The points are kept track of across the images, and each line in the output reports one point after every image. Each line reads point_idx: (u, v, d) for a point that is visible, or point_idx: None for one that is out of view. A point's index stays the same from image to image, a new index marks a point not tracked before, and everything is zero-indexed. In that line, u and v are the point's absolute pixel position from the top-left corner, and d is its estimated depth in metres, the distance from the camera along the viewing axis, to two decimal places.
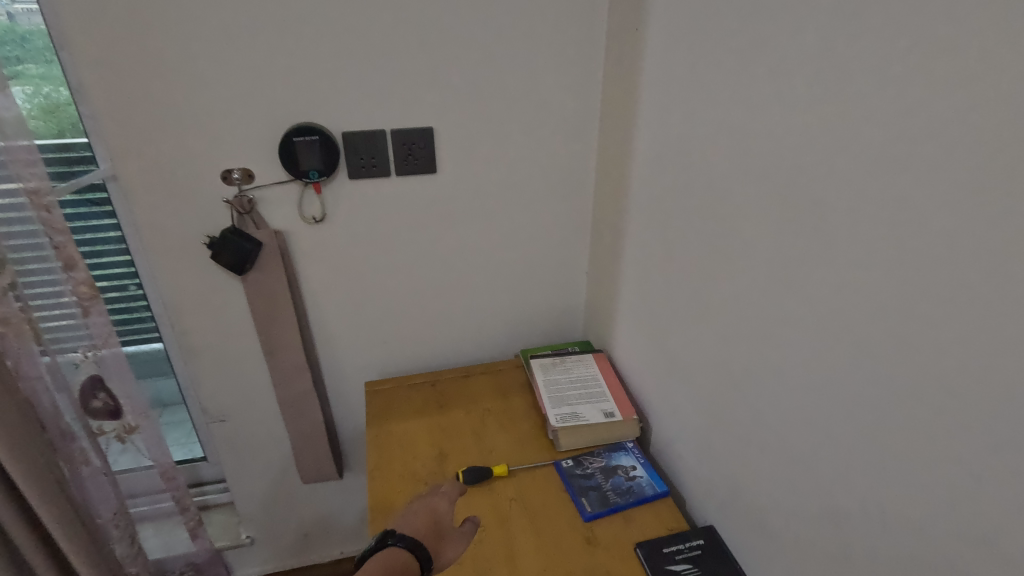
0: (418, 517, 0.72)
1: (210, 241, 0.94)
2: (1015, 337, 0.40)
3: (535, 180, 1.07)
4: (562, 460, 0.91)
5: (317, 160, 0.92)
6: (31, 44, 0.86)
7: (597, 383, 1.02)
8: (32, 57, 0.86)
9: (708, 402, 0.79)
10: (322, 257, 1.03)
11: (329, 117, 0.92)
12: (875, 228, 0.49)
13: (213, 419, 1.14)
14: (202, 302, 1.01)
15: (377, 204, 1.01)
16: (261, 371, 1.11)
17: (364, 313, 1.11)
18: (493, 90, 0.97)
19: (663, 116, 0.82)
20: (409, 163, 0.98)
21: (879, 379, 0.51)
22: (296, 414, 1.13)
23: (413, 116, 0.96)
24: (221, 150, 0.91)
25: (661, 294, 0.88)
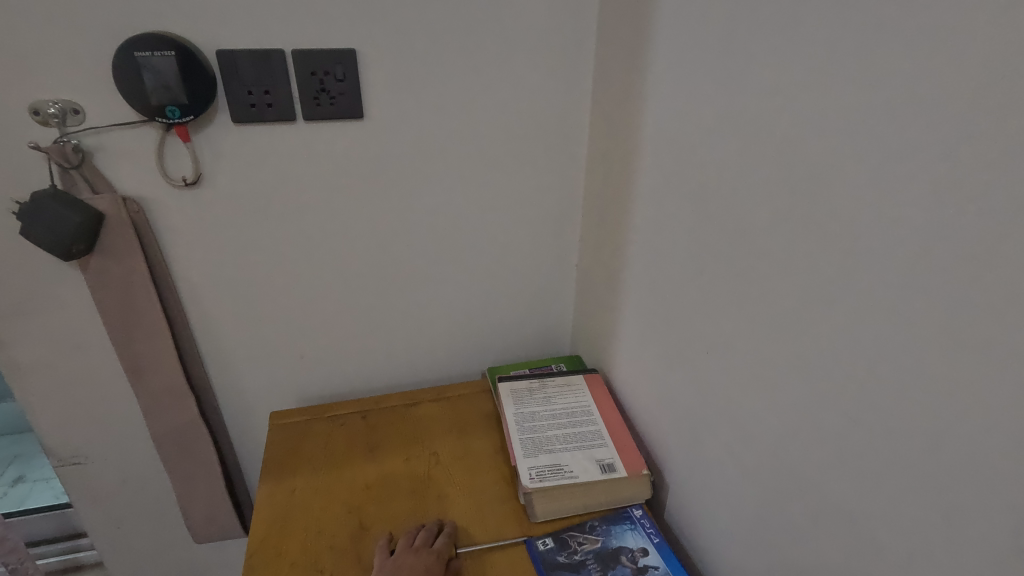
0: None
1: (19, 208, 0.63)
2: None
3: (506, 137, 0.78)
4: (539, 539, 0.62)
5: (176, 89, 0.62)
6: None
7: (589, 418, 0.73)
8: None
9: (768, 465, 0.50)
10: (204, 239, 0.73)
11: (197, 28, 0.62)
12: None
13: (63, 462, 0.83)
14: (23, 302, 0.70)
15: (279, 163, 0.71)
16: (125, 398, 0.80)
17: (270, 317, 0.81)
18: (444, 0, 0.68)
19: (694, 17, 0.53)
20: (322, 102, 0.68)
21: None
22: (177, 456, 0.82)
23: (326, 33, 0.66)
24: (24, 72, 0.60)
25: (686, 293, 0.59)
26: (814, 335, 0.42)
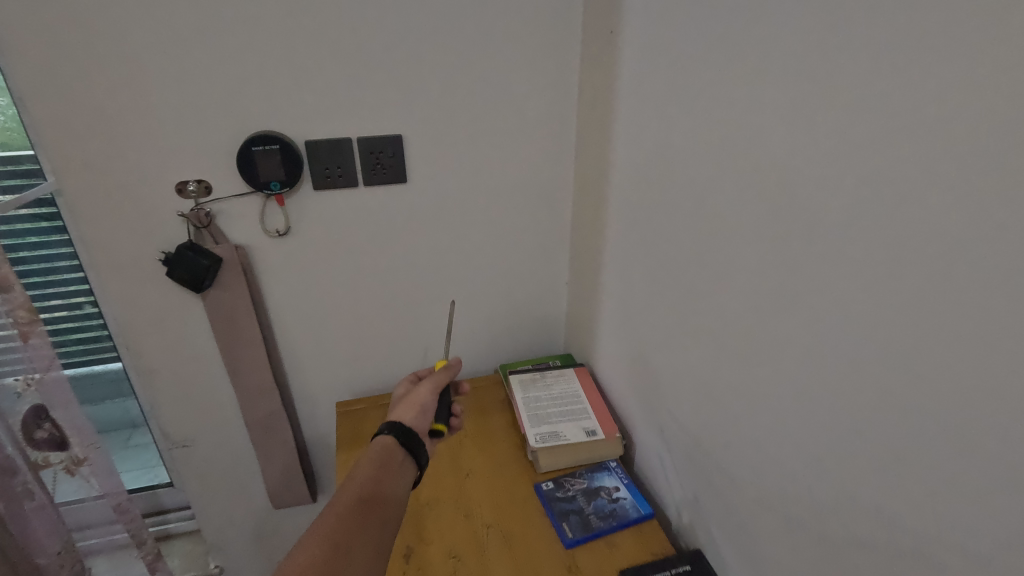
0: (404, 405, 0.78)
1: (165, 257, 0.89)
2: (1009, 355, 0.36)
3: (511, 189, 1.03)
4: (543, 483, 0.87)
5: (279, 171, 0.88)
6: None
7: (578, 398, 0.98)
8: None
9: (694, 421, 0.75)
10: (288, 273, 0.98)
11: (291, 125, 0.87)
12: (856, 237, 0.46)
13: (176, 444, 1.08)
14: (158, 322, 0.95)
15: (345, 216, 0.96)
16: (224, 394, 1.05)
17: (333, 330, 1.06)
18: (464, 95, 0.93)
19: (640, 120, 0.79)
20: (377, 172, 0.94)
21: (868, 410, 0.47)
22: (263, 438, 1.07)
23: (381, 123, 0.91)
24: (174, 162, 0.85)
25: (643, 306, 0.85)
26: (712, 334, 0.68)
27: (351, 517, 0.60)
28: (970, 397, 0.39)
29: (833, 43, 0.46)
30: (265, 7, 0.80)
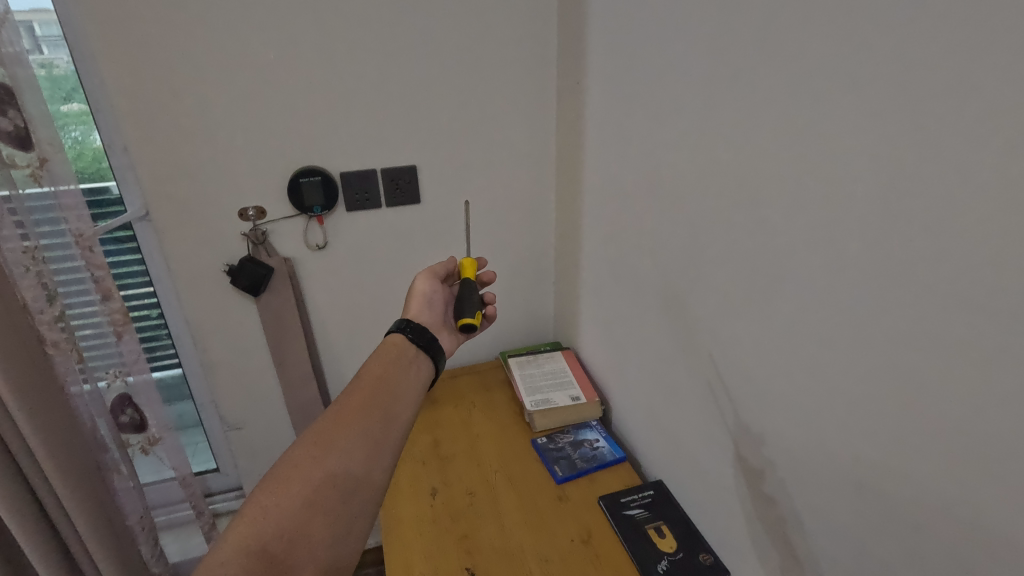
0: (380, 357, 0.68)
1: (229, 269, 1.11)
2: (805, 296, 0.59)
3: (505, 206, 1.26)
4: (538, 438, 1.09)
5: (320, 198, 1.10)
6: (73, 100, 1.02)
7: (565, 374, 1.20)
8: (70, 111, 1.01)
9: (651, 379, 0.97)
10: (325, 280, 1.20)
11: (329, 161, 1.11)
12: (734, 230, 0.69)
13: (230, 427, 1.29)
14: (221, 322, 1.18)
15: (371, 232, 1.19)
16: (270, 383, 1.26)
17: (361, 327, 1.28)
18: (465, 132, 1.16)
19: (603, 150, 1.02)
20: (396, 196, 1.17)
21: (747, 347, 0.69)
22: (303, 419, 1.28)
23: (400, 157, 1.14)
24: (238, 193, 1.08)
25: (611, 294, 1.08)
26: (659, 309, 0.91)
27: (360, 404, 0.61)
28: (792, 332, 0.61)
29: (715, 104, 0.69)
30: (310, 72, 1.04)
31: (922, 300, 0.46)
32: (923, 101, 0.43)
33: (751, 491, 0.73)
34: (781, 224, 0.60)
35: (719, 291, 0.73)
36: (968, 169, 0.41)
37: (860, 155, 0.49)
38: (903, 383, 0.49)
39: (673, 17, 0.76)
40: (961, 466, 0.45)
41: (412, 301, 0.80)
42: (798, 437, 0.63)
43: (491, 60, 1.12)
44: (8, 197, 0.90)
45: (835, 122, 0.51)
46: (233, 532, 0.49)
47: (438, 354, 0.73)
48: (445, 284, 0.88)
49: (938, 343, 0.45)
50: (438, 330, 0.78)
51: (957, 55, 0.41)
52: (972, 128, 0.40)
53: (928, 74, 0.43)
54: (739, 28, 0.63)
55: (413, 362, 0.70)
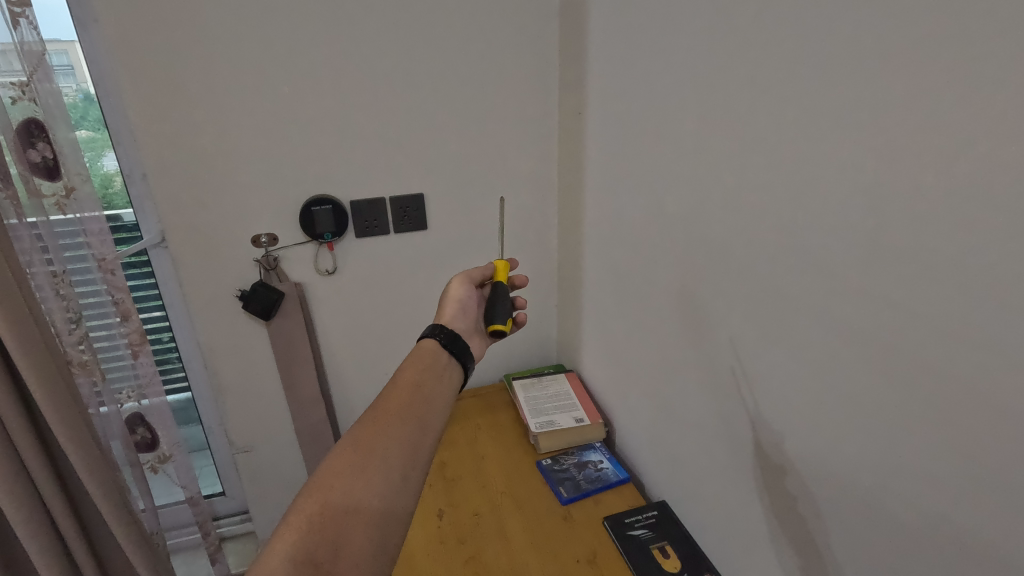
0: (410, 365, 0.70)
1: (241, 294, 1.15)
2: (802, 320, 0.62)
3: (510, 231, 1.29)
4: (543, 460, 1.10)
5: (330, 225, 1.14)
6: (82, 127, 1.05)
7: (569, 395, 1.22)
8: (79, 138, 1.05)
9: (653, 400, 1.00)
10: (334, 304, 1.23)
11: (340, 190, 1.15)
12: (732, 256, 0.72)
13: (238, 450, 1.30)
14: (232, 346, 1.20)
15: (379, 258, 1.22)
16: (278, 406, 1.28)
17: (369, 350, 1.30)
18: (471, 160, 1.21)
19: (604, 178, 1.06)
20: (403, 223, 1.21)
21: (746, 368, 0.72)
22: (310, 441, 1.30)
23: (408, 186, 1.18)
24: (252, 221, 1.13)
25: (614, 316, 1.11)
26: (661, 332, 0.93)
27: (396, 415, 0.63)
28: (791, 354, 0.64)
29: (711, 137, 0.73)
30: (324, 105, 1.08)
31: (910, 320, 0.49)
32: (905, 138, 0.47)
33: (755, 507, 0.75)
34: (778, 247, 0.64)
35: (719, 313, 0.76)
36: (946, 200, 0.44)
37: (848, 188, 0.53)
38: (897, 399, 0.51)
39: (670, 54, 0.80)
40: (953, 478, 0.47)
41: (447, 306, 0.83)
42: (798, 456, 0.65)
43: (498, 93, 1.17)
44: (35, 223, 0.97)
45: (824, 156, 0.55)
46: (278, 540, 0.51)
47: (468, 362, 0.75)
48: (479, 288, 0.91)
49: (927, 363, 0.48)
50: (471, 336, 0.81)
51: (934, 96, 0.44)
52: (948, 162, 0.44)
53: (906, 116, 0.47)
54: (734, 66, 0.67)
55: (446, 369, 0.73)
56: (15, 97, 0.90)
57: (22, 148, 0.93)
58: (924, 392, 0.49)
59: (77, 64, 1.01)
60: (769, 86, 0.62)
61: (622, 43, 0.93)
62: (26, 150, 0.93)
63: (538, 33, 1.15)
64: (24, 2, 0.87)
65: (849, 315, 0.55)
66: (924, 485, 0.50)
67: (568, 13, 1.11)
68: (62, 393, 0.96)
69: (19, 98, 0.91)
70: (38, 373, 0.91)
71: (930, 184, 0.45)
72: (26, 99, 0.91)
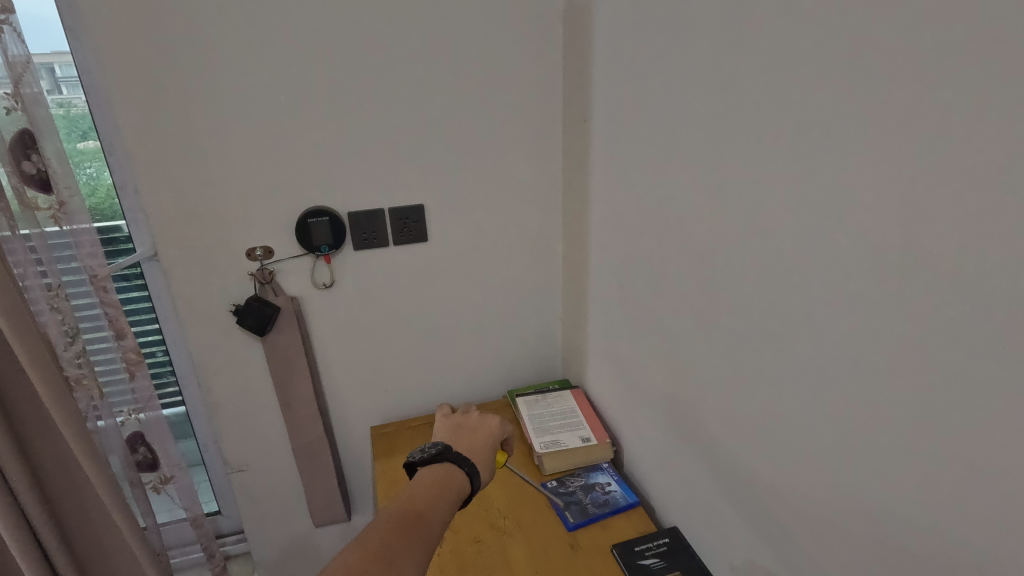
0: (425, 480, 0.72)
1: (235, 308, 1.11)
2: (831, 340, 0.57)
3: (513, 242, 1.25)
4: (548, 482, 1.06)
5: (327, 237, 1.11)
6: (89, 138, 1.03)
7: (575, 414, 1.17)
8: (86, 148, 1.03)
9: (663, 421, 0.95)
10: (333, 319, 1.20)
11: (338, 201, 1.11)
12: (750, 271, 0.68)
13: (233, 469, 1.26)
14: (227, 362, 1.17)
15: (378, 270, 1.18)
16: (275, 423, 1.24)
17: (368, 365, 1.26)
18: (473, 170, 1.17)
19: (610, 188, 1.02)
20: (403, 235, 1.17)
21: (769, 390, 0.68)
22: (307, 460, 1.25)
23: (408, 197, 1.15)
24: (247, 233, 1.09)
25: (621, 332, 1.06)
26: (671, 349, 0.89)
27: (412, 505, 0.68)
28: (820, 378, 0.59)
29: (726, 145, 0.69)
30: (321, 114, 1.05)
31: (961, 342, 0.45)
32: (959, 140, 0.43)
33: (780, 538, 0.70)
34: (801, 260, 0.60)
35: (737, 330, 0.72)
36: (1003, 210, 0.41)
37: (886, 197, 0.49)
38: (948, 427, 0.47)
39: (679, 58, 0.76)
40: (1013, 514, 0.43)
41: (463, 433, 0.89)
42: (829, 485, 0.61)
43: (501, 99, 1.13)
44: (28, 235, 0.92)
45: (855, 163, 0.51)
46: None
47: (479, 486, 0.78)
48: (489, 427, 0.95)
49: (984, 387, 0.44)
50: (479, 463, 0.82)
51: (986, 96, 0.40)
52: (1003, 171, 0.40)
53: (959, 115, 0.42)
54: (754, 68, 0.63)
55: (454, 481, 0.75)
56: (9, 108, 0.87)
57: (17, 160, 0.89)
58: (982, 420, 0.44)
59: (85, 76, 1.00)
60: (794, 89, 0.57)
61: (628, 48, 0.89)
62: (20, 162, 0.90)
63: (542, 40, 1.11)
64: (6, 9, 0.84)
65: (889, 334, 0.51)
66: (978, 520, 0.46)
67: (571, 20, 1.07)
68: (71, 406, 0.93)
69: (12, 109, 0.87)
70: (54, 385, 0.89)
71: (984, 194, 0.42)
72: (19, 110, 0.87)
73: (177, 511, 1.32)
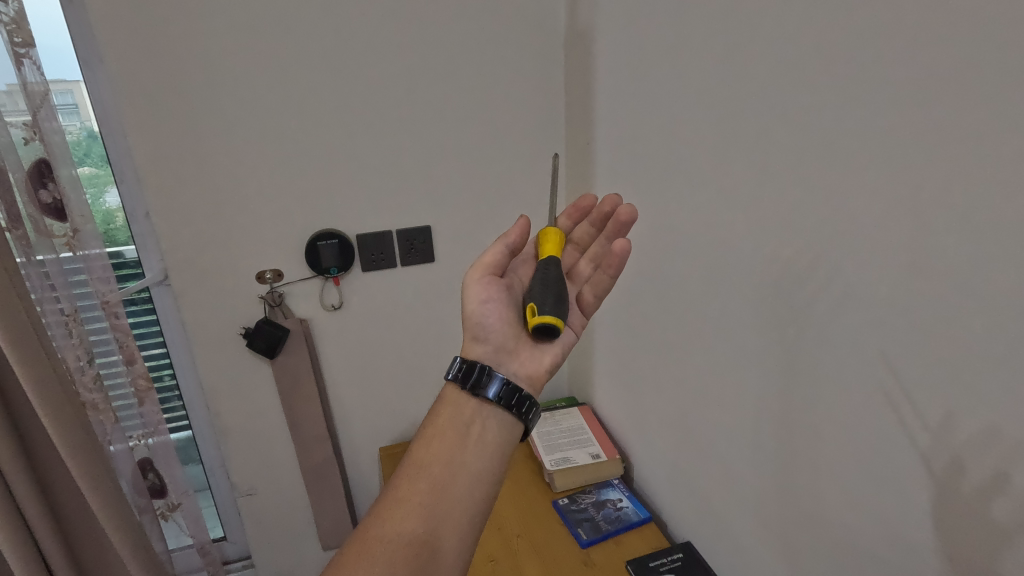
0: (434, 431, 0.61)
1: (245, 332, 1.12)
2: (835, 353, 0.59)
3: None
4: (559, 499, 1.06)
5: (336, 260, 1.12)
6: (86, 163, 1.02)
7: (584, 430, 1.18)
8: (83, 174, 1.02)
9: (671, 435, 0.96)
10: (341, 340, 1.21)
11: (346, 224, 1.13)
12: (758, 286, 0.69)
13: (242, 493, 1.26)
14: (236, 385, 1.17)
15: (385, 291, 1.20)
16: (283, 445, 1.24)
17: (376, 386, 1.27)
18: (479, 191, 1.19)
19: None
20: (411, 255, 1.19)
21: (778, 402, 0.69)
22: (316, 483, 1.25)
23: (415, 219, 1.17)
24: (257, 257, 1.11)
25: (628, 347, 1.07)
26: (679, 364, 0.90)
27: (447, 439, 0.60)
28: (826, 388, 0.61)
29: (727, 167, 0.72)
30: (330, 138, 1.07)
31: (952, 354, 0.47)
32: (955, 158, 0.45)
33: (793, 547, 0.71)
34: (800, 274, 0.62)
35: (744, 343, 0.74)
36: (998, 224, 0.43)
37: (881, 212, 0.51)
38: (946, 435, 0.49)
39: (680, 83, 0.79)
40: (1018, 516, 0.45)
41: (471, 322, 0.67)
42: (841, 493, 0.62)
43: (505, 122, 1.16)
44: (43, 261, 0.95)
45: (855, 182, 0.53)
46: None
47: (480, 370, 0.62)
48: (504, 281, 0.69)
49: (973, 401, 0.46)
50: (514, 348, 0.66)
51: (974, 117, 0.43)
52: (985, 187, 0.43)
53: (946, 135, 0.45)
54: (753, 91, 0.65)
55: (476, 420, 0.62)
56: (27, 138, 0.90)
57: (33, 189, 0.92)
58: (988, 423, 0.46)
59: (81, 104, 0.99)
60: (792, 111, 0.60)
61: (629, 72, 0.93)
62: (37, 191, 0.92)
63: (544, 64, 1.15)
64: (28, 43, 0.86)
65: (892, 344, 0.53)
66: (985, 526, 0.47)
67: (573, 45, 1.11)
68: (82, 433, 0.94)
69: (31, 139, 0.90)
70: (63, 414, 0.90)
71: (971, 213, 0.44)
72: (37, 140, 0.90)
73: (185, 538, 1.31)
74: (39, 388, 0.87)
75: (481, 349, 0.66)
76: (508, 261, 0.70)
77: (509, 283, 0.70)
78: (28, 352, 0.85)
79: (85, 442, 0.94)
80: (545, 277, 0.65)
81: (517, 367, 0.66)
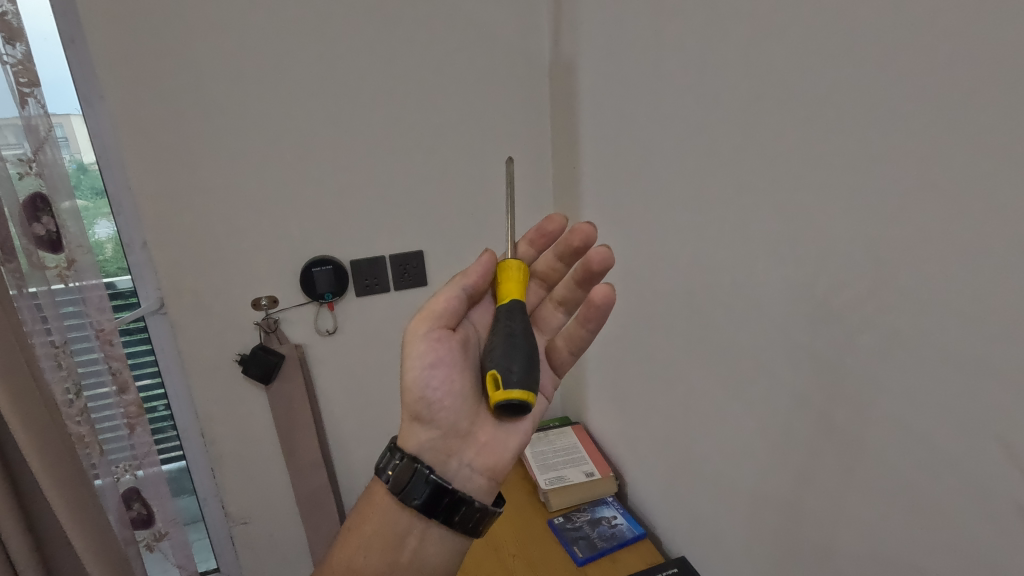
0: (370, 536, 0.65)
1: (241, 358, 1.13)
2: (814, 361, 0.62)
3: None
4: (554, 518, 1.07)
5: (330, 285, 1.15)
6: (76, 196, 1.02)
7: (577, 450, 1.19)
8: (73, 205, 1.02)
9: (663, 449, 0.98)
10: (336, 364, 1.22)
11: (340, 250, 1.16)
12: (741, 300, 0.73)
13: (235, 521, 1.25)
14: (231, 411, 1.18)
15: (379, 315, 1.22)
16: (277, 471, 1.24)
17: (370, 409, 1.28)
18: (470, 216, 1.22)
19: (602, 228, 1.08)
20: (404, 279, 1.21)
21: (765, 411, 0.72)
22: (310, 507, 1.25)
23: (407, 244, 1.20)
24: (253, 284, 1.13)
25: (618, 365, 1.10)
26: (668, 379, 0.93)
27: (381, 551, 0.64)
28: (809, 396, 0.64)
29: (709, 189, 0.76)
30: (324, 167, 1.11)
31: (920, 356, 0.50)
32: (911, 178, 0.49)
33: (783, 552, 0.73)
34: (780, 287, 0.65)
35: (731, 357, 0.76)
36: (950, 236, 0.46)
37: (849, 227, 0.55)
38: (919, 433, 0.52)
39: (662, 111, 0.84)
40: (989, 505, 0.47)
41: (411, 391, 0.64)
42: (826, 496, 0.64)
43: (494, 149, 1.20)
44: (37, 292, 0.96)
45: (824, 200, 0.57)
46: None
47: (419, 470, 0.63)
48: (455, 338, 0.67)
49: (938, 399, 0.49)
50: (471, 427, 0.65)
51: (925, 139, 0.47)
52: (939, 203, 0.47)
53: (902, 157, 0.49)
54: (731, 117, 0.70)
55: (414, 538, 0.64)
56: (22, 173, 0.92)
57: (28, 221, 0.93)
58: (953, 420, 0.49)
59: (71, 136, 0.99)
60: (767, 134, 0.64)
61: (613, 101, 0.97)
62: (31, 224, 0.94)
63: (531, 93, 1.19)
64: (33, 82, 0.89)
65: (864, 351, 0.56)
66: (959, 519, 0.50)
67: (559, 75, 1.16)
68: (69, 467, 0.94)
69: (26, 173, 0.92)
70: (54, 449, 0.91)
71: (925, 225, 0.48)
72: (33, 174, 0.92)
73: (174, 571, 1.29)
74: (30, 425, 0.87)
75: (427, 434, 0.65)
76: (462, 309, 0.67)
77: (463, 335, 0.68)
78: (21, 390, 0.86)
79: (73, 476, 0.94)
80: (507, 338, 0.61)
81: (473, 455, 0.65)
